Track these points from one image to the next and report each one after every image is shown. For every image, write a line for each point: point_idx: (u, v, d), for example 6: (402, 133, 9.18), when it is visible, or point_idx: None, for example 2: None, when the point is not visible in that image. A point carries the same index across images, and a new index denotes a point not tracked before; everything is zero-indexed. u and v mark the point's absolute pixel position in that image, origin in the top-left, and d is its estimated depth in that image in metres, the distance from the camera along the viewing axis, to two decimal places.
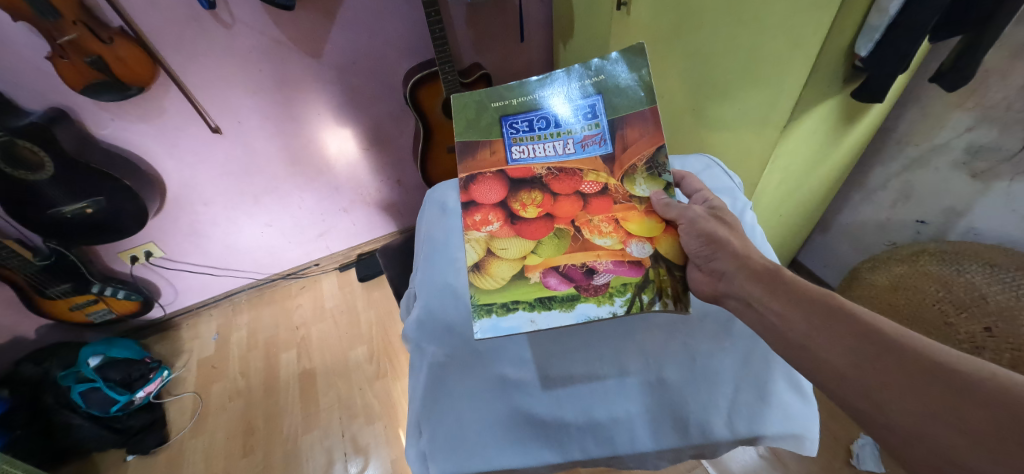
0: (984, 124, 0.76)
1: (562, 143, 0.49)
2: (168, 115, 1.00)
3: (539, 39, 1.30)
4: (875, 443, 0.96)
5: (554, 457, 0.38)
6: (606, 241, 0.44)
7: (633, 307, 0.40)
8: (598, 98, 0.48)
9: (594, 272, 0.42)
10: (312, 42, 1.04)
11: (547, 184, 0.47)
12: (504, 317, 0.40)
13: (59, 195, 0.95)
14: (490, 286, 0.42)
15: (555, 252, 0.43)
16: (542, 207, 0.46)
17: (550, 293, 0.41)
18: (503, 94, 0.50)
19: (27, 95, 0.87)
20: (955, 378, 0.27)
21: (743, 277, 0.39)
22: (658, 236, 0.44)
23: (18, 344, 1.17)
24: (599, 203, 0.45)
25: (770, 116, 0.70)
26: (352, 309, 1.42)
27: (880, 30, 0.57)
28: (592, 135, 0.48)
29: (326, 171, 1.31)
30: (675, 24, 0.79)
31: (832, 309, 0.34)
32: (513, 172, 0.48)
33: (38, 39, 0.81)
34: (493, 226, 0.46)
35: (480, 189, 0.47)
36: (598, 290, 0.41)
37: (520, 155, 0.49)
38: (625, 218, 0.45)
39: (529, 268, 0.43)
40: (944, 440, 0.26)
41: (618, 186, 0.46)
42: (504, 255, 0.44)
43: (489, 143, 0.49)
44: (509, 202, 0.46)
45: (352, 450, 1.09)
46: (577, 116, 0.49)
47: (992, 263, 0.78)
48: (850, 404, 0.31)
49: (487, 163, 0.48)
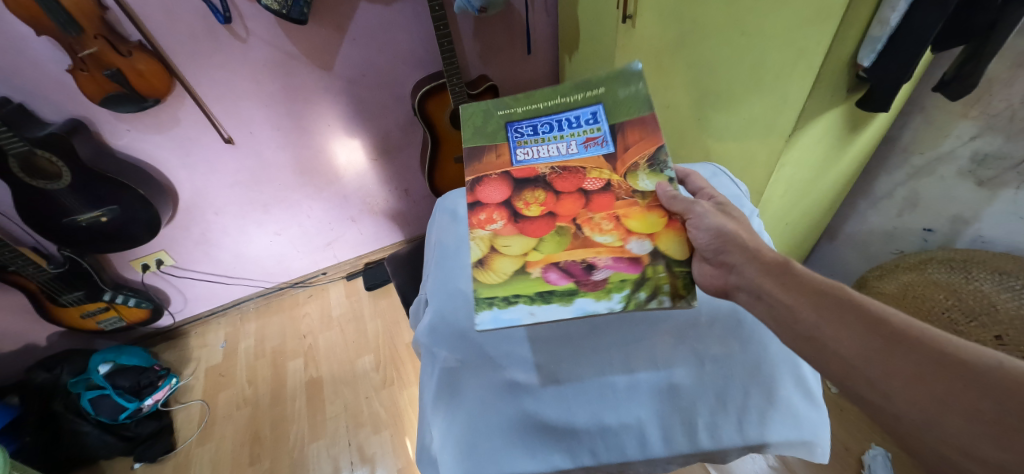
0: (989, 133, 0.77)
1: (565, 145, 0.50)
2: (182, 126, 1.03)
3: (544, 52, 1.33)
4: (886, 454, 0.95)
5: (565, 462, 0.38)
6: (606, 237, 0.44)
7: (630, 304, 0.40)
8: (599, 108, 0.51)
9: (592, 268, 0.42)
10: (324, 56, 1.06)
11: (550, 183, 0.47)
12: (502, 309, 0.40)
13: (76, 204, 0.97)
14: (492, 279, 0.42)
15: (556, 248, 0.43)
16: (544, 204, 0.46)
17: (549, 287, 0.41)
18: (510, 104, 0.53)
19: (48, 106, 0.89)
20: (965, 366, 0.27)
21: (752, 270, 0.40)
22: (659, 231, 0.44)
23: (29, 350, 1.18)
24: (600, 200, 0.46)
25: (775, 127, 0.71)
26: (359, 317, 1.43)
27: (882, 41, 0.58)
28: (594, 136, 0.50)
29: (335, 181, 1.33)
30: (679, 37, 0.81)
31: (841, 300, 0.34)
32: (516, 170, 0.49)
33: (59, 52, 0.84)
34: (496, 224, 0.46)
35: (486, 190, 0.48)
36: (598, 285, 0.41)
37: (526, 155, 0.50)
38: (625, 214, 0.45)
39: (530, 262, 0.43)
40: (949, 422, 0.26)
41: (619, 182, 0.47)
42: (506, 249, 0.44)
43: (495, 145, 0.51)
44: (513, 201, 0.47)
45: (358, 459, 1.08)
46: (580, 120, 0.51)
47: (1001, 270, 0.78)
48: (858, 393, 0.31)
49: (493, 164, 0.49)
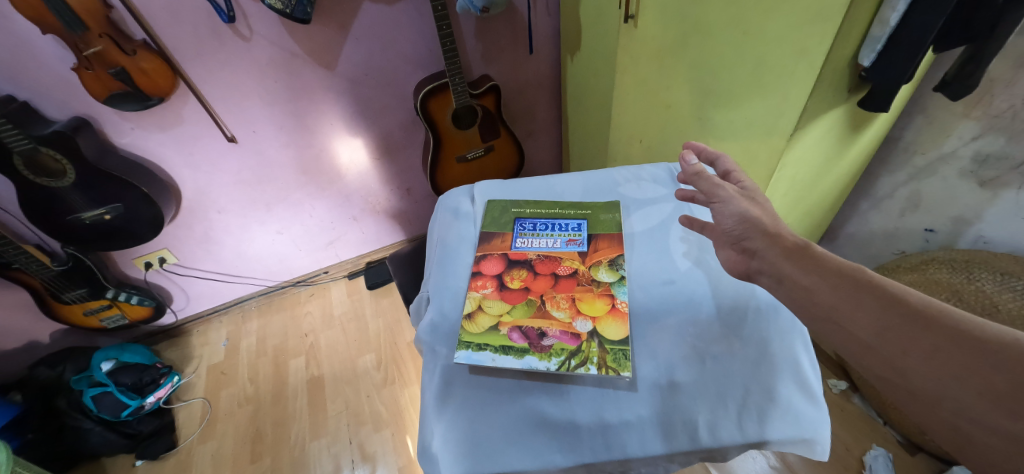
0: (991, 133, 0.77)
1: (552, 240, 0.54)
2: (185, 124, 1.03)
3: (546, 52, 1.33)
4: (887, 455, 0.95)
5: (566, 460, 0.38)
6: (560, 313, 0.46)
7: (561, 368, 0.42)
8: (584, 221, 0.57)
9: (544, 335, 0.45)
10: (326, 55, 1.07)
11: (533, 265, 0.51)
12: (476, 350, 0.44)
13: (80, 202, 0.98)
14: (472, 330, 0.46)
15: (523, 314, 0.47)
16: (523, 281, 0.50)
17: (507, 343, 0.44)
18: (522, 204, 0.60)
19: (53, 105, 0.90)
20: (985, 344, 0.27)
21: (773, 253, 0.39)
22: (602, 315, 0.46)
23: (32, 348, 1.19)
24: (564, 283, 0.49)
25: (777, 126, 0.71)
26: (360, 316, 1.44)
27: (882, 41, 0.58)
28: (576, 239, 0.54)
29: (337, 180, 1.33)
30: (681, 37, 0.81)
31: (859, 281, 0.33)
32: (513, 254, 0.53)
33: (65, 51, 0.84)
34: (483, 286, 0.50)
35: (486, 261, 0.53)
36: (543, 349, 0.43)
37: (523, 244, 0.54)
38: (580, 298, 0.48)
39: (502, 322, 0.46)
40: (965, 401, 0.26)
41: (585, 271, 0.50)
42: (488, 309, 0.47)
43: (501, 233, 0.56)
44: (503, 273, 0.51)
45: (360, 457, 1.08)
46: (570, 225, 0.56)
47: (1003, 271, 0.78)
48: (873, 371, 0.30)
49: (497, 247, 0.54)
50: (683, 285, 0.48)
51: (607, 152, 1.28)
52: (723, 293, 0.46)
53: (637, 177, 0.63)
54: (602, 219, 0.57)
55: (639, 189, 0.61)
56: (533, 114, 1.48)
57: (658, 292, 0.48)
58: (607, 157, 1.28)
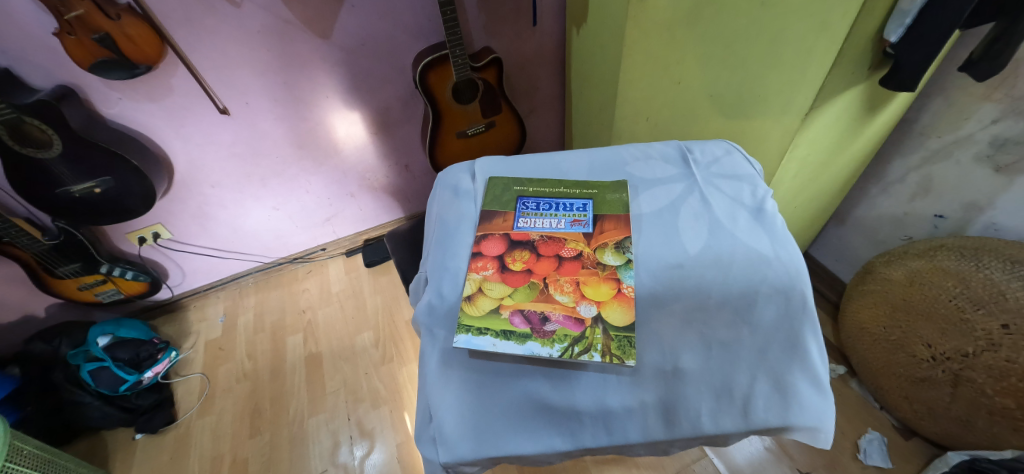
0: (1011, 117, 0.73)
1: (556, 221, 0.52)
2: (175, 95, 0.99)
3: (550, 24, 1.27)
4: (881, 439, 0.97)
5: (564, 443, 0.38)
6: (564, 297, 0.44)
7: (565, 355, 0.40)
8: (588, 202, 0.54)
9: (546, 319, 0.42)
10: (320, 23, 1.02)
11: (536, 246, 0.49)
12: (476, 334, 0.41)
13: (67, 174, 0.94)
14: (472, 313, 0.43)
15: (524, 298, 0.45)
16: (526, 263, 0.48)
17: (511, 328, 0.42)
18: (525, 183, 0.58)
19: (34, 72, 0.85)
20: None
21: None
22: (607, 300, 0.43)
23: (29, 321, 1.19)
24: (569, 266, 0.47)
25: (791, 105, 0.68)
26: (358, 293, 1.43)
27: (911, 15, 0.54)
28: (581, 219, 0.52)
29: (334, 155, 1.30)
30: (695, 8, 0.77)
31: None
32: (514, 234, 0.51)
33: (44, 14, 0.80)
34: (487, 271, 0.47)
35: (488, 244, 0.50)
36: (545, 335, 0.41)
37: (525, 224, 0.52)
38: (585, 281, 0.45)
39: (503, 305, 0.44)
40: None
41: (590, 253, 0.48)
42: (489, 292, 0.45)
43: (503, 213, 0.54)
44: (505, 255, 0.49)
45: (357, 433, 1.09)
46: (572, 206, 0.54)
47: (1013, 259, 0.75)
48: None
49: (499, 226, 0.52)
50: (693, 268, 0.45)
51: (611, 131, 1.25)
52: (734, 278, 0.44)
53: (645, 156, 0.60)
54: (607, 198, 0.54)
55: (647, 168, 0.58)
56: (536, 89, 1.43)
57: (665, 276, 0.45)
58: (611, 137, 1.25)
